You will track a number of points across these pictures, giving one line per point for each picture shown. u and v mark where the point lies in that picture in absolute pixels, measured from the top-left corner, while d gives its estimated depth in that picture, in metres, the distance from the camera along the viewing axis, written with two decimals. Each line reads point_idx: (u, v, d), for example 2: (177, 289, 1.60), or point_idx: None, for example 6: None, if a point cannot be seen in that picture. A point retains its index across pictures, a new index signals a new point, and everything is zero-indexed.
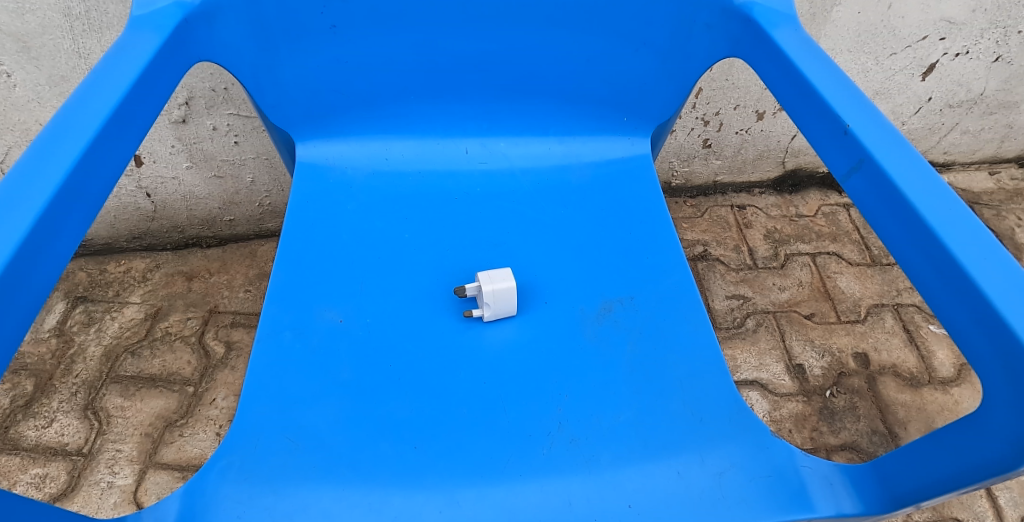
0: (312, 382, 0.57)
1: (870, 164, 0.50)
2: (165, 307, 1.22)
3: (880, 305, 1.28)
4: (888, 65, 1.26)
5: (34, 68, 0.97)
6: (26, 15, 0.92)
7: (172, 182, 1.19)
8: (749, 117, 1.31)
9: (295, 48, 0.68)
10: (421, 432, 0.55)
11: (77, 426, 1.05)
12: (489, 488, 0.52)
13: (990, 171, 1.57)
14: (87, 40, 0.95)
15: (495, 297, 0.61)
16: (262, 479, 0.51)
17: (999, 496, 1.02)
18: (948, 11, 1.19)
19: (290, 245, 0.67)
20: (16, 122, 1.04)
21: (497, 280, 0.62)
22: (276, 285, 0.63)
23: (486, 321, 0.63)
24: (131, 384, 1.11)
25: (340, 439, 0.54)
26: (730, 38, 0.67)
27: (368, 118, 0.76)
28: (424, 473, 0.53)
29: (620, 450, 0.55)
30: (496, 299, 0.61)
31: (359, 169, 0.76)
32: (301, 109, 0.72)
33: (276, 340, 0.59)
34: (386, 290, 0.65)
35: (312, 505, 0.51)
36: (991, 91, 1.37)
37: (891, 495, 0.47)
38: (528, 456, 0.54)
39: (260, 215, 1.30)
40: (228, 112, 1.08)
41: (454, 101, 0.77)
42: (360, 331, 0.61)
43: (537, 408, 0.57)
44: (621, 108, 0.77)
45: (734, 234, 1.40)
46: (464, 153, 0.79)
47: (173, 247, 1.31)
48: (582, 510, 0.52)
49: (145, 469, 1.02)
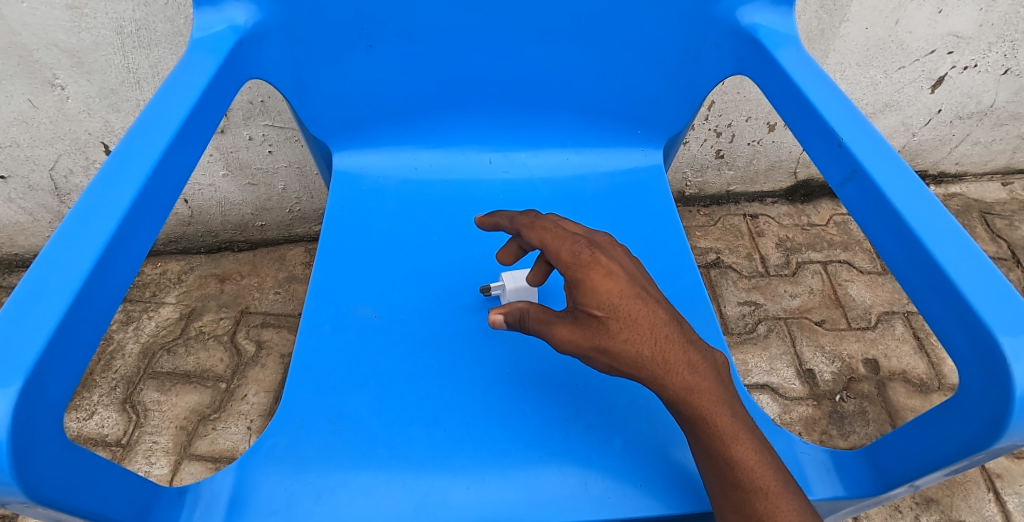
0: (349, 371, 0.62)
1: (861, 174, 0.54)
2: (198, 307, 1.28)
3: (890, 313, 1.31)
4: (896, 79, 1.30)
5: (85, 81, 1.05)
6: (81, 33, 0.99)
7: (209, 189, 1.27)
8: (760, 129, 1.34)
9: (333, 64, 0.73)
10: (449, 417, 0.60)
11: (116, 418, 1.12)
12: (512, 470, 0.57)
13: (1003, 182, 1.59)
14: (136, 56, 1.03)
15: (517, 293, 0.66)
16: (305, 457, 0.57)
17: (1008, 501, 1.05)
18: (956, 25, 1.23)
19: (328, 247, 0.72)
20: (67, 132, 1.12)
21: (519, 280, 0.67)
22: (316, 282, 0.69)
23: None
24: (167, 380, 1.17)
25: (376, 422, 0.59)
26: (736, 56, 0.72)
27: (400, 129, 0.82)
28: (454, 453, 0.58)
29: (633, 437, 0.59)
30: (517, 296, 0.66)
31: (390, 178, 0.81)
32: (336, 121, 0.78)
33: (315, 333, 0.64)
34: (416, 290, 0.70)
35: (350, 480, 0.56)
36: (1000, 103, 1.40)
37: (882, 478, 0.51)
38: (547, 440, 0.59)
39: (289, 220, 1.37)
40: (264, 123, 1.15)
41: (479, 114, 0.82)
42: (391, 326, 0.66)
43: (555, 398, 0.62)
44: (634, 122, 0.82)
45: (747, 242, 1.43)
46: (488, 163, 0.84)
47: (207, 251, 1.38)
48: (597, 489, 0.56)
49: (180, 460, 1.08)
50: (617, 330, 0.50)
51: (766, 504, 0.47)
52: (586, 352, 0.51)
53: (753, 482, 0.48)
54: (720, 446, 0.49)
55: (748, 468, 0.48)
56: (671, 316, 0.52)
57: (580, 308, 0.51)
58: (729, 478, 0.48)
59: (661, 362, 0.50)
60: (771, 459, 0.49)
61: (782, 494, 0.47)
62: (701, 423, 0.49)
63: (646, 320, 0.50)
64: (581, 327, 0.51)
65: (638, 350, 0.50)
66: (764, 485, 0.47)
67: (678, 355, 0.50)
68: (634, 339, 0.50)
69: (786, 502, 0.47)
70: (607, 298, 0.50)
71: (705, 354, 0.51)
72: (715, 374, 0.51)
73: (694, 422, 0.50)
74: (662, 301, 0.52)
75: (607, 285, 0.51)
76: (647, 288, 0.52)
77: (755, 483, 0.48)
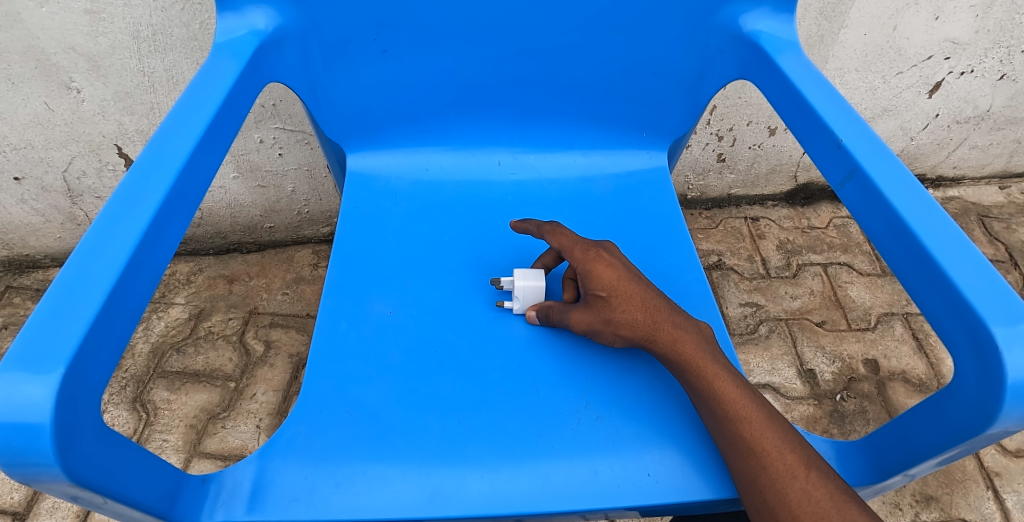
0: (367, 364, 0.64)
1: (860, 174, 0.56)
2: (207, 308, 1.30)
3: (890, 314, 1.33)
4: (895, 84, 1.32)
5: (101, 84, 1.07)
6: (98, 37, 1.01)
7: (219, 191, 1.29)
8: (761, 133, 1.37)
9: (349, 68, 0.76)
10: (462, 408, 0.62)
11: (127, 417, 1.14)
12: (525, 460, 0.59)
13: (1001, 186, 1.61)
14: (151, 60, 1.05)
15: (524, 292, 0.69)
16: (325, 447, 0.58)
17: (1007, 500, 1.07)
18: (953, 32, 1.25)
19: (343, 245, 0.74)
20: (82, 134, 1.14)
21: (529, 278, 0.69)
22: (333, 278, 0.71)
23: (516, 314, 0.70)
24: (177, 379, 1.19)
25: (393, 413, 0.61)
26: (740, 61, 0.75)
27: (412, 131, 0.84)
28: (468, 443, 0.60)
29: (641, 428, 0.61)
30: (524, 295, 0.68)
31: (402, 178, 0.84)
32: (351, 123, 0.81)
33: (333, 327, 0.66)
34: (429, 287, 0.72)
35: (369, 469, 0.58)
36: (997, 108, 1.42)
37: (880, 467, 0.53)
38: (559, 430, 0.61)
39: (298, 222, 1.39)
40: (276, 126, 1.17)
41: (489, 117, 0.84)
42: (406, 321, 0.68)
43: (566, 391, 0.64)
44: (640, 125, 0.85)
45: (748, 245, 1.46)
46: (497, 165, 0.87)
47: (215, 252, 1.40)
48: (607, 477, 0.58)
49: (189, 457, 1.10)
50: (617, 305, 0.63)
51: (750, 431, 0.55)
52: (597, 327, 0.63)
53: (738, 412, 0.56)
54: (704, 384, 0.58)
55: (732, 402, 0.57)
56: (658, 294, 0.64)
57: (587, 293, 0.64)
58: (718, 412, 0.57)
59: (652, 324, 0.62)
60: (755, 398, 0.58)
61: (764, 423, 0.56)
62: (689, 368, 0.60)
63: (637, 295, 0.63)
64: (592, 308, 0.63)
65: (634, 317, 0.62)
66: (747, 414, 0.56)
67: (665, 319, 0.62)
68: (630, 310, 0.62)
69: (769, 429, 0.55)
70: (607, 281, 0.63)
71: (687, 319, 0.63)
72: (696, 333, 0.62)
73: (683, 368, 0.60)
74: (652, 284, 0.65)
75: (607, 272, 0.64)
76: (638, 274, 0.66)
77: (740, 414, 0.56)
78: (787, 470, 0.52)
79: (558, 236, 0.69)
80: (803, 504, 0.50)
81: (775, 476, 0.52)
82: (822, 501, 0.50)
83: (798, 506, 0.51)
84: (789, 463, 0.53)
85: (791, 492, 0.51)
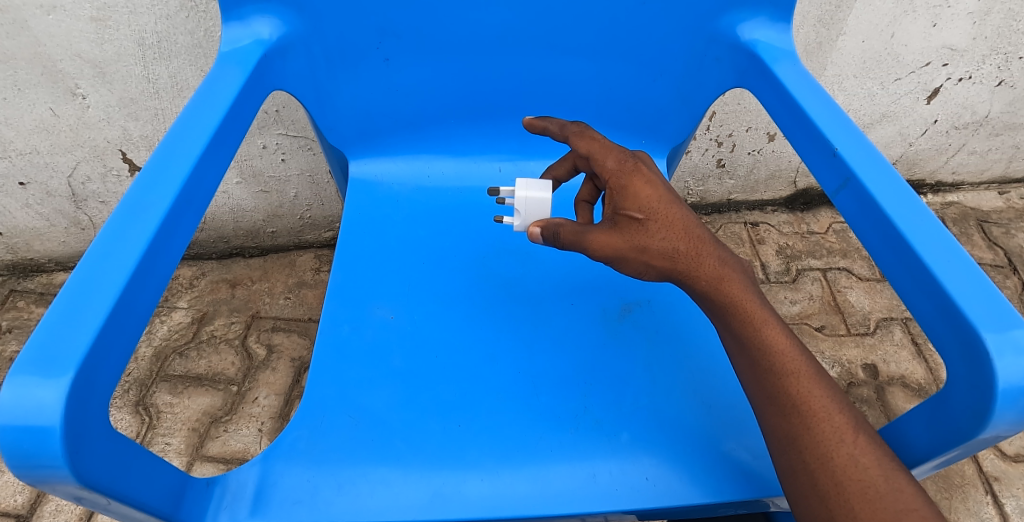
0: (368, 368, 0.65)
1: (855, 183, 0.57)
2: (210, 312, 1.31)
3: (889, 319, 1.33)
4: (893, 90, 1.33)
5: (106, 91, 1.08)
6: (104, 44, 1.02)
7: (222, 196, 1.30)
8: (760, 138, 1.38)
9: (351, 76, 0.77)
10: (463, 412, 0.63)
11: (129, 420, 1.14)
12: (524, 464, 0.60)
13: (1000, 191, 1.62)
14: (156, 67, 1.06)
15: (527, 204, 0.61)
16: (327, 450, 0.59)
17: (1006, 504, 1.08)
18: (950, 39, 1.26)
19: (346, 250, 0.75)
20: (87, 139, 1.15)
21: (533, 189, 0.62)
22: (335, 283, 0.72)
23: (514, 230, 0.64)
24: (179, 383, 1.20)
25: (394, 416, 0.62)
26: (737, 69, 0.76)
27: (414, 138, 0.85)
28: (469, 446, 0.61)
29: (639, 432, 0.62)
30: (527, 208, 0.61)
31: (404, 185, 0.85)
32: (353, 130, 0.82)
33: (336, 332, 0.67)
34: (431, 292, 0.73)
35: (371, 472, 0.58)
36: (995, 114, 1.43)
37: None
38: (559, 434, 0.62)
39: (300, 227, 1.40)
40: (279, 132, 1.18)
41: (490, 124, 0.85)
42: (408, 326, 0.69)
43: (566, 396, 0.64)
44: (638, 132, 0.86)
45: (747, 250, 1.46)
46: (498, 172, 0.88)
47: (218, 256, 1.41)
48: (605, 481, 0.59)
49: (192, 461, 1.11)
50: (656, 231, 0.55)
51: (798, 388, 0.51)
52: (625, 252, 0.56)
53: (786, 365, 0.52)
54: (751, 331, 0.54)
55: (781, 353, 0.53)
56: (701, 222, 0.58)
57: (620, 213, 0.56)
58: (762, 363, 0.53)
59: (693, 257, 0.56)
60: (803, 350, 0.54)
61: (813, 379, 0.52)
62: (734, 311, 0.55)
63: (680, 222, 0.56)
64: (620, 231, 0.56)
65: (675, 246, 0.56)
66: (796, 368, 0.52)
67: (710, 254, 0.56)
68: (671, 238, 0.55)
69: (818, 387, 0.51)
70: (648, 202, 0.56)
71: (732, 256, 0.58)
72: (742, 272, 0.57)
73: (727, 310, 0.55)
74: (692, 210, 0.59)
75: (647, 190, 0.56)
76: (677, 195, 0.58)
77: (789, 367, 0.52)
78: (834, 433, 0.49)
79: (589, 143, 0.62)
80: (850, 470, 0.47)
81: (820, 438, 0.49)
82: (870, 469, 0.47)
83: (842, 473, 0.47)
84: (837, 425, 0.49)
85: (836, 457, 0.48)
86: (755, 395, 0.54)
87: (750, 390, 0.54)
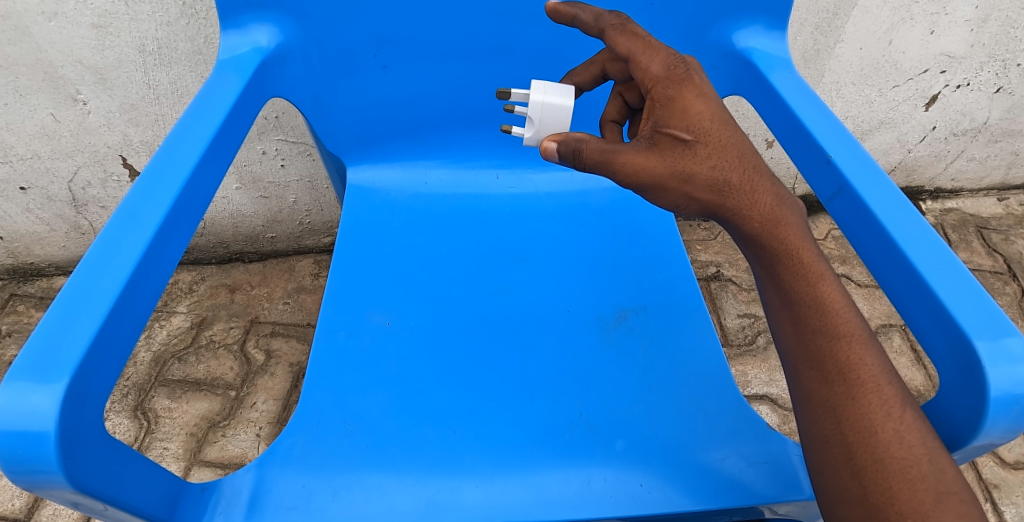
0: (364, 374, 0.65)
1: (848, 190, 0.57)
2: (209, 317, 1.31)
3: (888, 325, 1.33)
4: (891, 97, 1.34)
5: (107, 96, 1.09)
6: (105, 51, 1.03)
7: (222, 201, 1.30)
8: (759, 145, 1.38)
9: (348, 84, 0.77)
10: (459, 419, 0.63)
11: (128, 425, 1.15)
12: (518, 472, 0.60)
13: (1000, 197, 1.62)
14: (157, 73, 1.07)
15: (543, 112, 0.58)
16: (321, 456, 0.59)
17: (1006, 512, 1.07)
18: (948, 46, 1.26)
19: (343, 256, 0.76)
20: (87, 145, 1.16)
21: (550, 93, 0.58)
22: (333, 289, 0.72)
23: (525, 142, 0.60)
24: (178, 387, 1.20)
25: (389, 423, 0.62)
26: (732, 77, 0.76)
27: (411, 145, 0.85)
28: (464, 453, 0.61)
29: (635, 439, 0.62)
30: (543, 116, 0.58)
31: (402, 192, 0.85)
32: (351, 137, 0.82)
33: (332, 338, 0.67)
34: (428, 298, 0.73)
35: (365, 478, 0.58)
36: (994, 120, 1.44)
37: None
38: (554, 441, 0.62)
39: (299, 232, 1.40)
40: (278, 138, 1.19)
41: (488, 131, 0.86)
42: (404, 332, 0.69)
43: (562, 403, 0.65)
44: None
45: None
46: (495, 179, 0.88)
47: (217, 262, 1.42)
48: (600, 488, 0.59)
49: (189, 466, 1.11)
50: (705, 155, 0.51)
51: (848, 353, 0.48)
52: (665, 179, 0.51)
53: (839, 326, 0.49)
54: (804, 285, 0.51)
55: (835, 313, 0.50)
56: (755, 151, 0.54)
57: (664, 132, 0.51)
58: (810, 324, 0.50)
59: (747, 193, 0.52)
60: (857, 312, 0.51)
61: (865, 344, 0.49)
62: (789, 260, 0.51)
63: (733, 148, 0.52)
64: (661, 154, 0.51)
65: (727, 177, 0.52)
66: (850, 331, 0.49)
67: (765, 189, 0.52)
68: (724, 168, 0.52)
69: (870, 354, 0.48)
70: (698, 121, 0.51)
71: (790, 199, 0.54)
72: (801, 218, 0.54)
73: (779, 257, 0.52)
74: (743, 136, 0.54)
75: (698, 106, 0.51)
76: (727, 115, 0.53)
77: (842, 329, 0.49)
78: (881, 406, 0.46)
79: (630, 41, 0.54)
80: (894, 447, 0.45)
81: (865, 410, 0.46)
82: (914, 447, 0.45)
83: (886, 448, 0.45)
84: (885, 398, 0.47)
85: (881, 433, 0.46)
86: (795, 357, 0.51)
87: (788, 355, 0.52)
